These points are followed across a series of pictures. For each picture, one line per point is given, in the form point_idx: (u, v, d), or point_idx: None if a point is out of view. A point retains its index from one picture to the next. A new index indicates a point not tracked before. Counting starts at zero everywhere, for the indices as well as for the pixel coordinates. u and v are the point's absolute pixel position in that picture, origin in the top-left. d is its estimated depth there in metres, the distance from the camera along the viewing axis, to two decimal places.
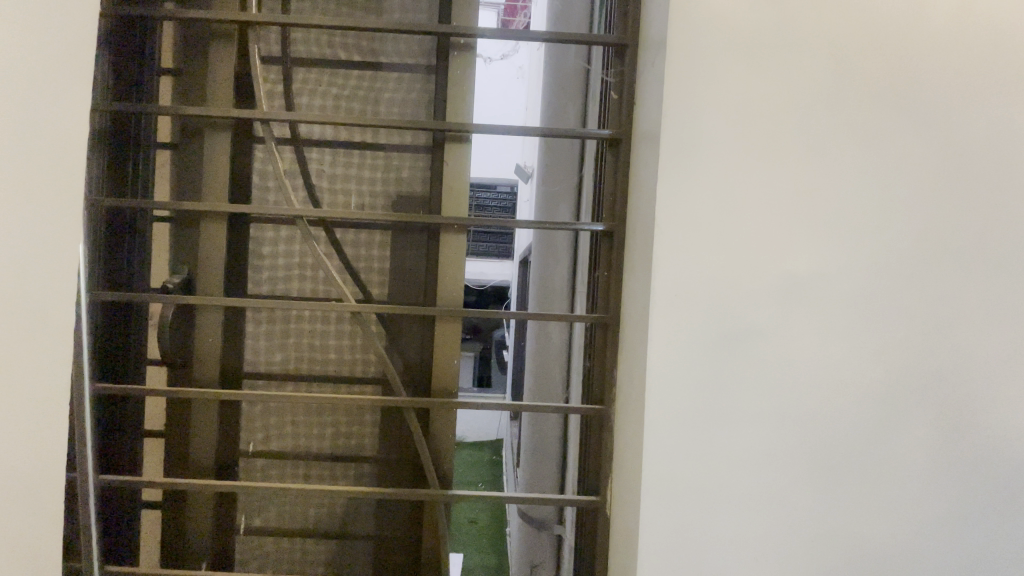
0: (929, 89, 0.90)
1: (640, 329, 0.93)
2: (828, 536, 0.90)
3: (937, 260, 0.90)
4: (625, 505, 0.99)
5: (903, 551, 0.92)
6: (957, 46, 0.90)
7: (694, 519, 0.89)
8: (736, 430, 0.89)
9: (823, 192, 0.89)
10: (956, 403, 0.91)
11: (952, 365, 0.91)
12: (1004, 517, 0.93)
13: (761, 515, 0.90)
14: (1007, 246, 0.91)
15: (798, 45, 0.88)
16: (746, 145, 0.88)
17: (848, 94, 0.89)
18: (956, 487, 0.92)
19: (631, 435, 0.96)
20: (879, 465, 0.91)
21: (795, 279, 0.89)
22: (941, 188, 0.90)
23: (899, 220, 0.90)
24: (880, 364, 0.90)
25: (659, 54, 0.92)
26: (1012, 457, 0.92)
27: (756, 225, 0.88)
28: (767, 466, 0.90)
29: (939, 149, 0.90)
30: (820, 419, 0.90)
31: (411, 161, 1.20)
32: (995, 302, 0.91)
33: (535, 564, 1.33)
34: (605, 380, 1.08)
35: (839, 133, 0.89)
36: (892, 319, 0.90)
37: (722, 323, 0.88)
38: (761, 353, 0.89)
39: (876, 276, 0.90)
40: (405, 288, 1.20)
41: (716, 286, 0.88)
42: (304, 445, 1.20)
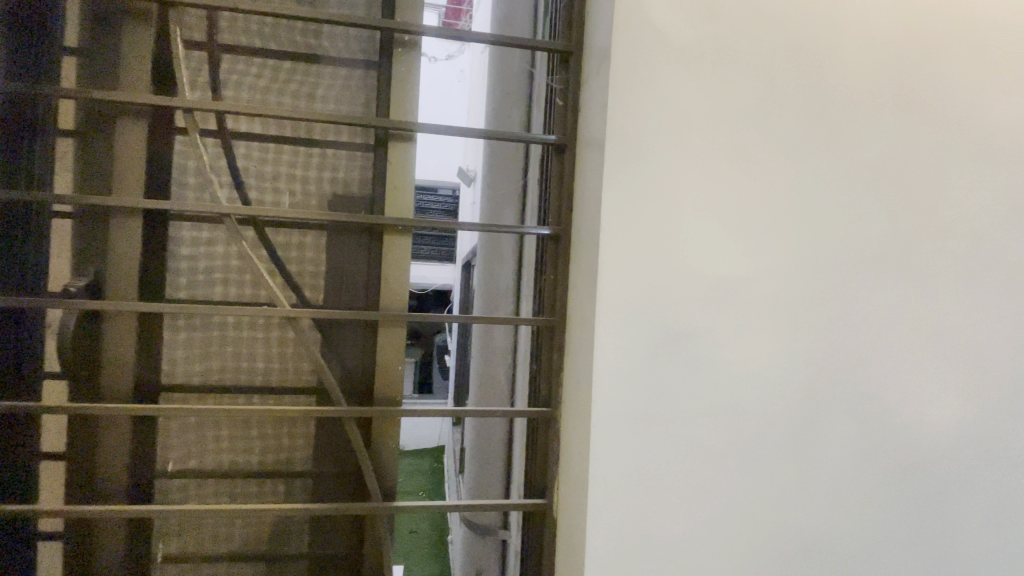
0: (840, 110, 0.99)
1: (585, 331, 0.95)
2: (755, 527, 0.96)
3: (847, 266, 0.99)
4: (570, 508, 1.00)
5: (820, 532, 0.99)
6: (862, 73, 1.00)
7: (636, 518, 0.92)
8: (674, 426, 0.93)
9: (752, 201, 0.96)
10: (864, 394, 1.01)
11: (860, 360, 1.00)
12: (903, 497, 1.03)
13: (697, 510, 0.94)
14: (904, 252, 1.02)
15: (730, 63, 0.94)
16: (684, 154, 0.93)
17: (773, 110, 0.96)
18: (864, 470, 1.01)
19: (577, 437, 0.97)
20: (800, 455, 0.98)
21: (727, 282, 0.95)
22: (852, 199, 1.00)
23: (816, 227, 0.98)
24: (800, 360, 0.98)
25: (603, 63, 0.95)
26: (910, 446, 1.03)
27: (691, 231, 0.93)
28: (702, 459, 0.94)
29: (849, 164, 1.00)
30: (748, 413, 0.96)
31: (347, 160, 1.16)
32: (895, 304, 1.02)
33: (449, 539, 1.44)
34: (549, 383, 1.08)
35: (765, 147, 0.96)
36: (810, 320, 0.98)
37: (662, 324, 0.92)
38: (696, 352, 0.93)
39: (796, 281, 0.97)
40: (341, 292, 1.15)
41: (657, 289, 0.92)
42: (230, 461, 1.11)
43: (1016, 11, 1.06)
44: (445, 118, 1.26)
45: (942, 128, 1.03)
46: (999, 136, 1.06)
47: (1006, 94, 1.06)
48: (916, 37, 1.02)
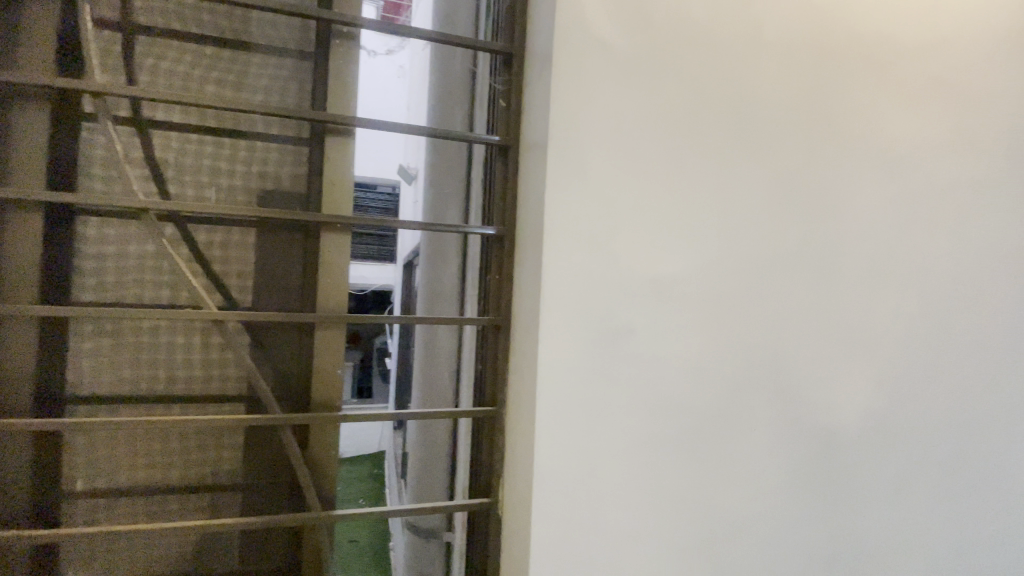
0: (761, 121, 1.07)
1: (529, 330, 0.96)
2: (690, 512, 1.02)
3: (768, 266, 1.07)
4: (516, 505, 1.01)
5: (748, 513, 1.06)
6: (780, 88, 1.08)
7: (579, 511, 0.95)
8: (614, 420, 0.96)
9: (684, 205, 1.01)
10: (784, 384, 1.09)
11: (780, 352, 1.09)
12: (819, 477, 1.12)
13: (636, 499, 0.98)
14: (816, 253, 1.12)
15: (663, 73, 0.99)
16: (622, 158, 0.97)
17: (701, 119, 1.02)
18: (786, 454, 1.09)
19: (522, 434, 0.98)
20: (729, 442, 1.04)
21: (662, 281, 0.99)
22: (772, 204, 1.08)
23: (741, 230, 1.05)
24: (728, 353, 1.04)
25: (544, 67, 0.96)
26: (825, 431, 1.12)
27: (628, 232, 0.97)
28: (640, 451, 0.98)
29: (768, 171, 1.07)
30: (682, 405, 1.01)
31: (278, 154, 1.10)
32: (809, 300, 1.11)
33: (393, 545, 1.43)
34: (494, 381, 1.09)
35: (696, 154, 1.02)
36: (737, 316, 1.05)
37: (602, 321, 0.95)
38: (634, 348, 0.97)
39: (724, 280, 1.04)
40: (272, 292, 1.10)
41: (597, 287, 0.95)
42: (149, 477, 1.03)
43: (903, 41, 1.20)
44: (385, 114, 1.23)
45: (846, 141, 1.14)
46: (892, 150, 1.18)
47: (897, 112, 1.19)
48: (825, 58, 1.12)
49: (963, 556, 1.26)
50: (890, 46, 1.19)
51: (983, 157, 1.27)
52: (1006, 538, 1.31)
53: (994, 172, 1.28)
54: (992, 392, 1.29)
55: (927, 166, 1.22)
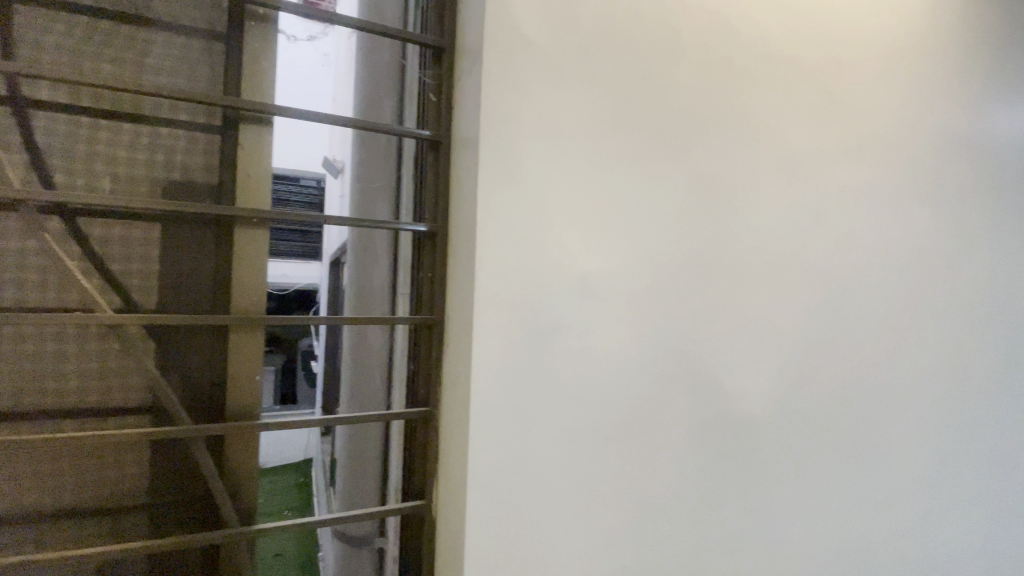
0: (680, 126, 1.13)
1: (463, 328, 0.95)
2: (619, 501, 1.06)
3: (688, 263, 1.14)
4: (450, 505, 1.00)
5: (671, 498, 1.12)
6: (698, 95, 1.15)
7: (513, 506, 0.95)
8: (547, 415, 0.98)
9: (611, 204, 1.04)
10: (703, 374, 1.16)
11: (700, 345, 1.15)
12: (734, 459, 1.20)
13: (568, 491, 1.00)
14: (730, 251, 1.20)
15: (590, 75, 1.02)
16: (552, 157, 0.98)
17: (626, 122, 1.06)
18: (705, 439, 1.16)
19: (456, 433, 0.97)
20: (654, 431, 1.09)
21: (591, 278, 1.02)
22: (691, 205, 1.14)
23: (663, 229, 1.11)
24: (652, 347, 1.09)
25: (475, 62, 0.96)
26: (738, 416, 1.21)
27: (559, 230, 0.99)
28: (572, 444, 1.00)
29: (688, 174, 1.14)
30: (611, 398, 1.05)
31: (186, 142, 1.00)
32: (724, 295, 1.19)
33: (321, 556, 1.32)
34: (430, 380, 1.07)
35: (622, 155, 1.06)
36: (661, 310, 1.10)
37: (534, 318, 0.96)
38: (565, 344, 0.99)
39: (649, 277, 1.09)
40: (181, 293, 0.99)
41: (529, 284, 0.96)
42: (33, 502, 0.91)
43: (803, 58, 1.31)
44: (308, 104, 1.16)
45: (756, 148, 1.23)
46: (794, 157, 1.30)
47: (798, 123, 1.30)
48: (737, 69, 1.20)
49: (854, 522, 1.41)
50: (792, 62, 1.30)
51: (867, 165, 1.42)
52: (887, 503, 1.48)
53: (876, 179, 1.44)
54: (876, 375, 1.45)
55: (822, 172, 1.35)
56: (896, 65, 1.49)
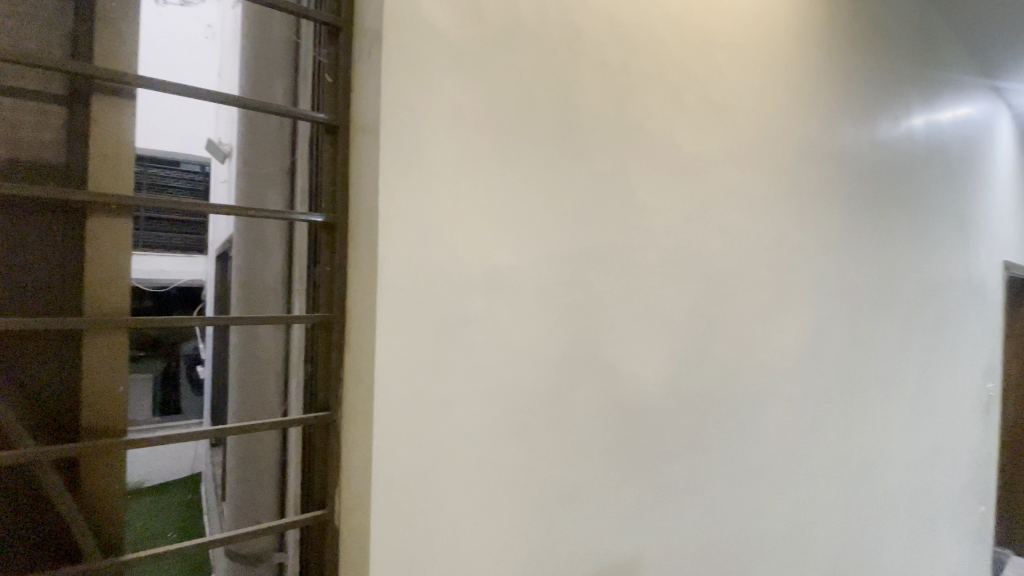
0: (583, 124, 1.15)
1: (366, 326, 0.90)
2: (528, 492, 1.07)
3: (591, 257, 1.17)
4: (355, 512, 0.94)
5: (577, 483, 1.15)
6: (599, 95, 1.18)
7: (422, 507, 0.93)
8: (456, 411, 0.96)
9: (517, 199, 1.04)
10: (605, 363, 1.21)
11: (603, 335, 1.20)
12: (633, 442, 1.27)
13: (478, 486, 1.00)
14: (628, 245, 1.26)
15: (495, 67, 1.00)
16: (457, 150, 0.96)
17: (531, 117, 1.06)
18: (607, 425, 1.21)
19: (360, 436, 0.92)
20: (561, 421, 1.12)
21: (498, 272, 1.01)
22: (593, 201, 1.18)
23: (568, 223, 1.13)
24: (559, 339, 1.11)
25: (375, 44, 0.90)
26: (637, 401, 1.28)
27: (465, 224, 0.97)
28: (481, 439, 1.00)
29: (590, 170, 1.17)
30: (520, 391, 1.05)
31: (24, 112, 0.83)
32: (624, 288, 1.25)
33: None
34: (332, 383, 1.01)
35: (527, 149, 1.06)
36: (566, 304, 1.13)
37: (441, 314, 0.94)
38: (473, 338, 0.98)
39: (554, 272, 1.11)
40: (17, 292, 0.83)
41: (435, 279, 0.93)
42: None
43: (691, 66, 1.41)
44: (194, 80, 1.06)
45: (650, 149, 1.30)
46: (683, 158, 1.39)
47: (686, 127, 1.40)
48: (634, 72, 1.26)
49: (734, 491, 1.57)
50: (681, 70, 1.39)
51: (742, 169, 1.58)
52: (760, 471, 1.67)
53: (749, 181, 1.61)
54: (749, 356, 1.62)
55: (707, 174, 1.47)
56: (764, 81, 1.66)
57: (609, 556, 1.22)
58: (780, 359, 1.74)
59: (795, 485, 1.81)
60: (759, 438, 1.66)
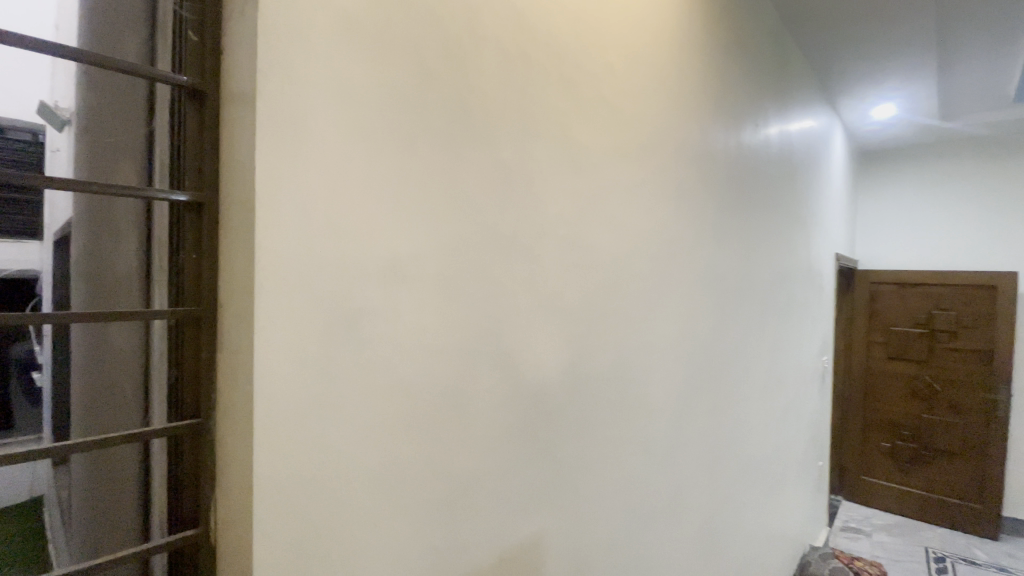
0: (483, 110, 1.13)
1: (245, 320, 0.81)
2: (429, 487, 1.04)
3: (492, 246, 1.17)
4: (236, 525, 0.85)
5: (480, 473, 1.15)
6: (499, 82, 1.17)
7: (315, 512, 0.86)
8: (351, 410, 0.90)
9: (416, 184, 1.00)
10: (507, 351, 1.21)
11: (504, 324, 1.20)
12: (535, 427, 1.30)
13: (378, 486, 0.95)
14: (529, 234, 1.27)
15: (390, 43, 0.94)
16: (349, 127, 0.88)
17: (431, 99, 1.01)
18: (509, 412, 1.22)
19: (240, 443, 0.83)
20: (464, 412, 1.10)
21: (396, 261, 0.97)
22: (494, 189, 1.16)
23: (469, 211, 1.11)
24: (460, 329, 1.09)
25: (249, 4, 0.80)
26: (537, 387, 1.30)
27: (359, 210, 0.90)
28: (379, 437, 0.95)
29: (491, 158, 1.15)
30: (421, 385, 1.01)
31: None
32: (524, 276, 1.26)
33: None
34: (209, 379, 0.91)
35: (426, 133, 1.01)
36: (468, 293, 1.11)
37: (333, 306, 0.87)
38: (370, 332, 0.92)
39: (455, 260, 1.08)
40: None
41: (326, 269, 0.86)
42: None
43: (585, 61, 1.45)
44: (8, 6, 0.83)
45: (549, 140, 1.32)
46: (579, 151, 1.43)
47: (582, 121, 1.44)
48: (533, 63, 1.26)
49: (624, 466, 1.68)
50: (578, 64, 1.42)
51: (631, 164, 1.67)
52: (646, 446, 1.80)
53: (637, 176, 1.71)
54: (637, 340, 1.73)
55: (600, 167, 1.53)
56: (651, 81, 1.77)
57: (511, 541, 1.24)
58: (662, 342, 1.89)
59: (676, 455, 1.99)
60: (646, 415, 1.79)
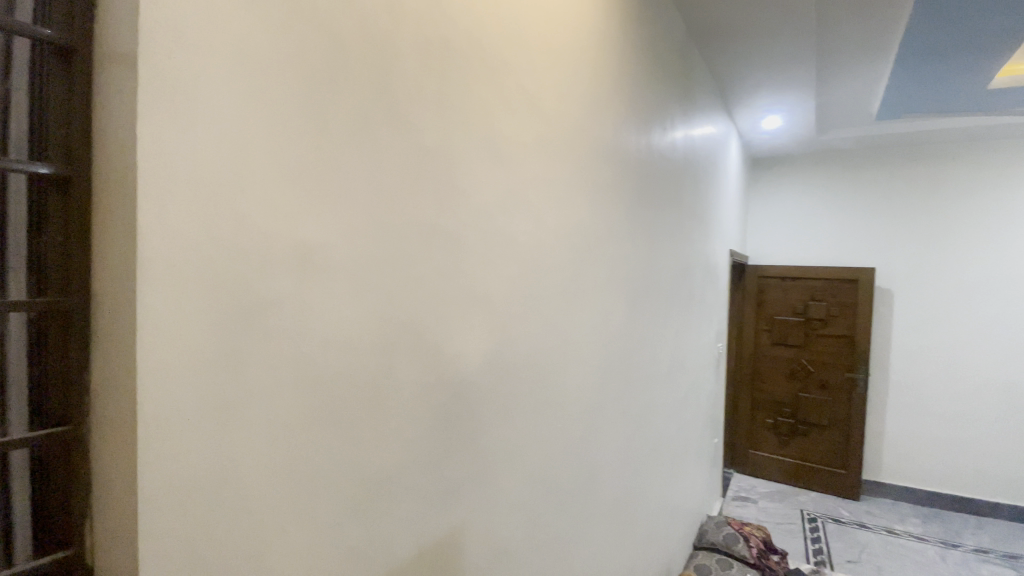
0: (402, 93, 1.09)
1: (128, 309, 0.72)
2: (344, 487, 1.00)
3: (411, 234, 1.13)
4: (117, 541, 0.77)
5: (397, 467, 1.12)
6: (420, 66, 1.13)
7: (214, 519, 0.80)
8: (255, 409, 0.84)
9: (329, 167, 0.94)
10: (426, 343, 1.18)
11: (423, 315, 1.17)
12: (454, 420, 1.29)
13: (286, 489, 0.89)
14: (450, 224, 1.25)
15: (300, 13, 0.87)
16: (253, 100, 0.81)
17: (345, 78, 0.96)
18: (429, 405, 1.20)
19: (122, 448, 0.75)
20: (381, 407, 1.07)
21: (305, 249, 0.91)
22: (414, 176, 1.13)
23: (386, 198, 1.06)
24: (377, 321, 1.05)
25: None
26: (457, 379, 1.29)
27: (264, 192, 0.83)
28: (288, 436, 0.89)
29: (410, 144, 1.12)
30: (334, 380, 0.96)
31: None
32: (444, 267, 1.24)
33: None
34: (84, 378, 0.81)
35: (340, 113, 0.95)
36: (385, 284, 1.07)
37: (233, 298, 0.80)
38: (276, 325, 0.86)
39: (372, 250, 1.04)
40: None
41: (225, 256, 0.79)
42: None
43: (506, 52, 1.44)
44: None
45: (470, 129, 1.31)
46: (500, 142, 1.43)
47: (503, 111, 1.44)
48: (454, 48, 1.23)
49: (542, 454, 1.72)
50: (499, 54, 1.41)
51: (550, 158, 1.70)
52: (563, 432, 1.86)
53: (556, 170, 1.74)
54: (554, 330, 1.78)
55: (522, 158, 1.54)
56: (570, 78, 1.82)
57: (430, 535, 1.23)
58: (578, 332, 1.95)
59: (590, 440, 2.09)
60: (562, 403, 1.85)
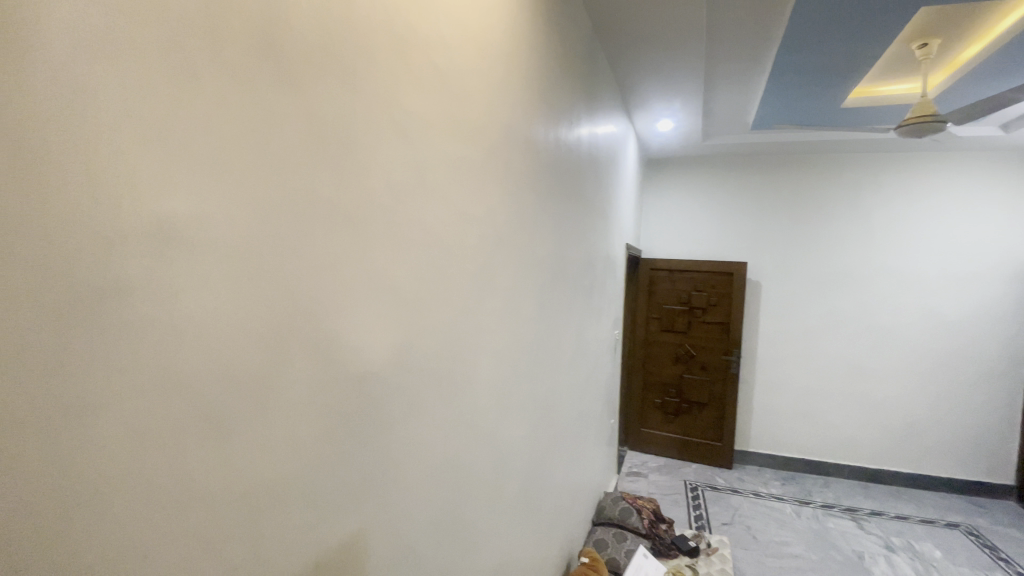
0: (293, 58, 0.99)
1: None
2: (224, 493, 0.89)
3: (303, 214, 1.04)
4: None
5: (288, 467, 1.03)
6: (314, 30, 1.04)
7: (57, 545, 0.67)
8: (109, 411, 0.72)
9: (205, 133, 0.83)
10: (321, 333, 1.10)
11: (318, 302, 1.09)
12: (353, 413, 1.22)
13: (153, 502, 0.77)
14: (348, 205, 1.16)
15: None
16: (103, 46, 0.68)
17: (224, 33, 0.85)
18: (324, 399, 1.12)
19: None
20: (267, 403, 0.97)
21: (175, 226, 0.78)
22: (307, 150, 1.04)
23: (274, 172, 0.96)
24: (263, 309, 0.95)
25: None
26: (357, 370, 1.22)
27: (118, 158, 0.71)
28: (154, 441, 0.77)
29: (302, 115, 1.02)
30: (210, 375, 0.86)
31: None
32: (342, 251, 1.15)
33: None
34: None
35: (218, 73, 0.84)
36: (273, 268, 0.97)
37: (78, 281, 0.67)
38: (137, 313, 0.74)
39: (257, 230, 0.93)
40: None
41: (66, 231, 0.66)
42: None
43: (413, 27, 1.38)
44: None
45: (373, 104, 1.23)
46: (406, 121, 1.37)
47: (409, 89, 1.37)
48: (355, 16, 1.15)
49: (446, 444, 1.69)
50: (405, 29, 1.34)
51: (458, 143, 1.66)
52: (468, 422, 1.85)
53: (465, 155, 1.70)
54: (461, 319, 1.75)
55: (429, 140, 1.48)
56: (479, 61, 1.79)
57: (325, 536, 1.15)
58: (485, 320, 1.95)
59: (496, 428, 2.10)
60: (468, 392, 1.83)
